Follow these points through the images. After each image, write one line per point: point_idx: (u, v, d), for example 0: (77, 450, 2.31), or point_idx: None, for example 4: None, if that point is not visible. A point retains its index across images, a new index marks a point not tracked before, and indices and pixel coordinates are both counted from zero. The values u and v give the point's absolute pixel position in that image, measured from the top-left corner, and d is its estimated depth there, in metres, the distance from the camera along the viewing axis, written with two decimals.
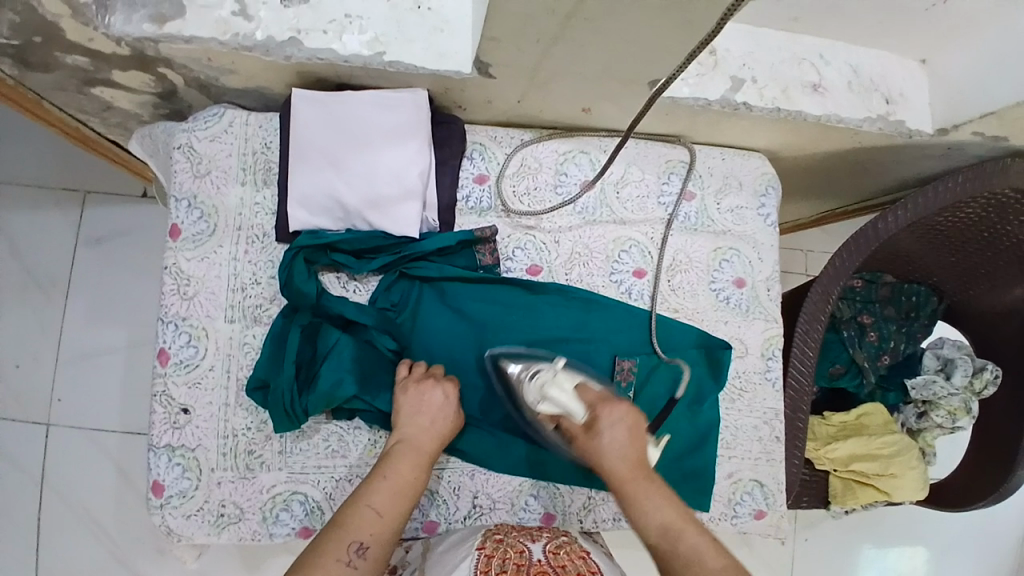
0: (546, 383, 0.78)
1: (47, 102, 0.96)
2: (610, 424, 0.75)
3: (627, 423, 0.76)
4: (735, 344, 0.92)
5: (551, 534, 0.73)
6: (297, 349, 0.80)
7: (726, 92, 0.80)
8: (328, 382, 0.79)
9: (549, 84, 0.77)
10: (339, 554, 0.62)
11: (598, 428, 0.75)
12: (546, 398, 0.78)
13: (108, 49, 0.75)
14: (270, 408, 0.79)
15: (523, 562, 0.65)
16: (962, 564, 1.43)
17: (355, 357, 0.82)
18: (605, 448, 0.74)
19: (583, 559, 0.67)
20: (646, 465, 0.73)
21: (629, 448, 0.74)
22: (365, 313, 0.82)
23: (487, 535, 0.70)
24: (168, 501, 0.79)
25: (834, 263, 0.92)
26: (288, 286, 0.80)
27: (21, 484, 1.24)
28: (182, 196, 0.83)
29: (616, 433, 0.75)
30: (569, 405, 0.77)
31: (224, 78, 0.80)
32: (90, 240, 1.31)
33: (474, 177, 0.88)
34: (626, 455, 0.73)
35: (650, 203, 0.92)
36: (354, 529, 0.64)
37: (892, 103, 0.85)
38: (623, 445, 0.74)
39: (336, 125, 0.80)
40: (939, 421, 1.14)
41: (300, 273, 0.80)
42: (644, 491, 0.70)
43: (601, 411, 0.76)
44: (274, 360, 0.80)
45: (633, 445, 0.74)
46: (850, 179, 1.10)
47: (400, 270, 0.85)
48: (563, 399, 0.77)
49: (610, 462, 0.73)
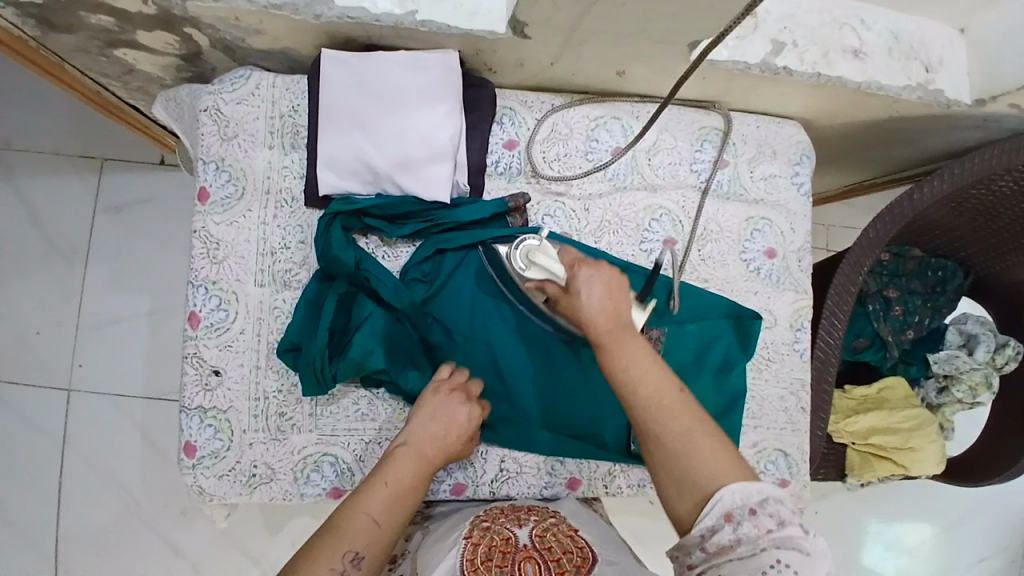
0: (533, 251, 0.75)
1: (68, 64, 0.94)
2: (588, 280, 0.69)
3: (606, 280, 0.69)
4: (764, 315, 0.91)
5: (539, 515, 0.73)
6: (331, 316, 0.80)
7: (765, 56, 0.78)
8: (358, 352, 0.78)
9: (584, 45, 0.75)
10: (333, 563, 0.59)
11: (576, 287, 0.69)
12: (532, 265, 0.74)
13: (133, 7, 0.73)
14: (300, 370, 0.79)
15: (509, 548, 0.65)
16: (975, 536, 1.44)
17: (386, 331, 0.81)
18: (584, 305, 0.68)
19: (570, 538, 0.68)
20: (627, 317, 0.68)
21: (608, 304, 0.68)
22: (401, 296, 0.82)
23: (474, 524, 0.70)
24: (201, 461, 0.80)
25: (867, 235, 0.91)
26: (326, 254, 0.80)
27: (45, 448, 1.27)
28: (210, 159, 0.82)
29: (594, 292, 0.68)
30: (554, 271, 0.72)
31: (250, 38, 0.79)
32: (108, 207, 1.31)
33: (503, 142, 0.86)
34: (605, 310, 0.67)
35: (681, 170, 0.90)
36: (351, 537, 0.61)
37: (932, 71, 0.83)
38: (603, 304, 0.68)
39: (366, 88, 0.78)
40: (959, 396, 1.14)
41: (337, 240, 0.80)
42: (619, 339, 0.65)
43: (580, 270, 0.70)
44: (308, 325, 0.80)
45: (613, 298, 0.68)
46: (883, 149, 1.08)
47: (433, 241, 0.84)
48: (550, 265, 0.73)
49: (588, 316, 0.67)
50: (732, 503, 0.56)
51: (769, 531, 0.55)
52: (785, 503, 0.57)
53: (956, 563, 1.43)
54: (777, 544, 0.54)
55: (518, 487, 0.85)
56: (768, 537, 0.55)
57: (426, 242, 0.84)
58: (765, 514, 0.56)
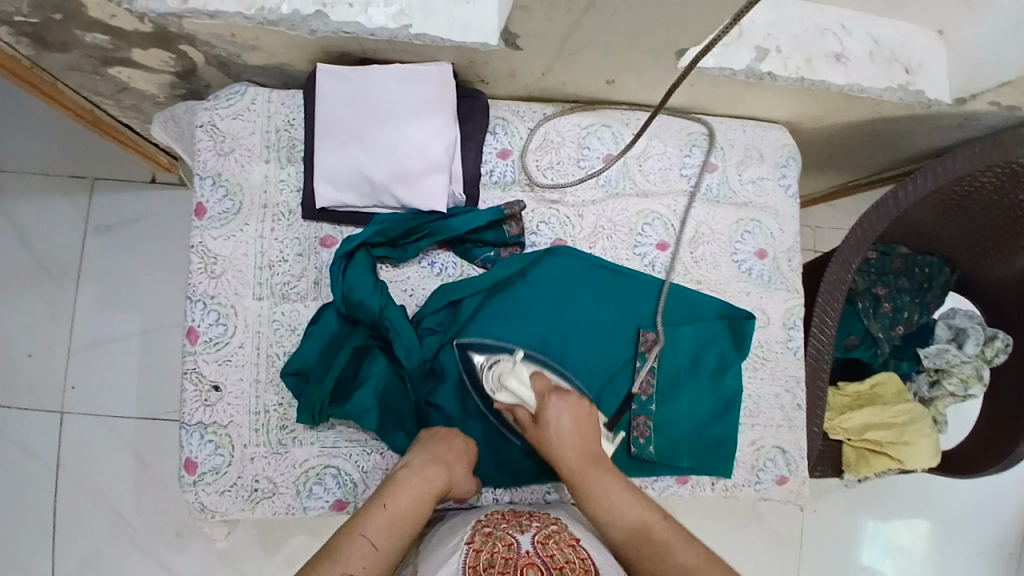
0: (504, 373, 0.78)
1: (62, 84, 0.95)
2: (558, 413, 0.76)
3: (574, 412, 0.76)
4: (758, 314, 0.93)
5: (540, 522, 0.72)
6: (343, 365, 0.80)
7: (750, 63, 0.80)
8: (358, 407, 0.79)
9: (575, 55, 0.77)
10: None
11: (546, 419, 0.76)
12: (503, 387, 0.78)
13: (129, 25, 0.74)
14: (300, 402, 0.79)
15: (510, 555, 0.65)
16: (972, 531, 1.46)
17: (387, 389, 0.82)
18: (553, 437, 0.75)
19: (571, 547, 0.67)
20: (596, 451, 0.76)
21: (577, 438, 0.75)
22: (411, 357, 0.81)
23: (476, 530, 0.69)
24: (202, 478, 0.79)
25: (854, 234, 0.93)
26: (349, 298, 0.80)
27: (38, 471, 1.25)
28: (207, 175, 0.82)
29: (561, 422, 0.76)
30: (524, 396, 0.77)
31: (245, 54, 0.80)
32: (99, 225, 1.30)
33: (497, 152, 0.88)
34: (575, 443, 0.75)
35: (671, 175, 0.92)
36: (352, 561, 0.62)
37: (912, 73, 0.85)
38: (569, 434, 0.75)
39: (362, 102, 0.80)
40: (951, 389, 1.17)
41: (364, 287, 0.80)
42: (591, 474, 0.73)
43: (551, 400, 0.76)
44: (323, 364, 0.80)
45: (580, 433, 0.76)
46: (865, 151, 1.10)
47: (444, 292, 0.84)
48: (519, 389, 0.77)
49: (559, 447, 0.75)
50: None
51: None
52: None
53: (953, 557, 1.45)
54: None
55: (522, 493, 0.86)
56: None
57: (439, 291, 0.84)
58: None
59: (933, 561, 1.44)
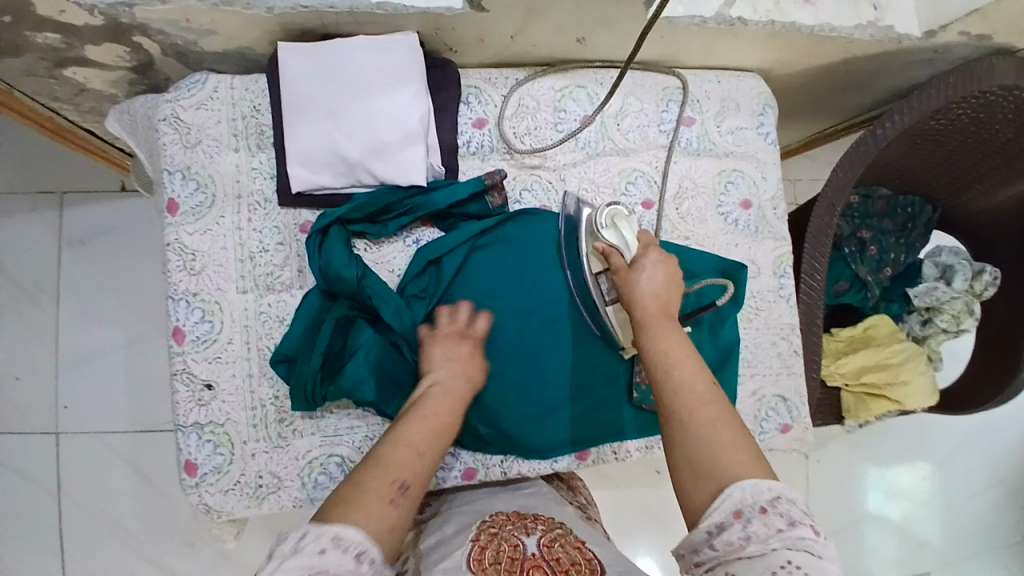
0: (618, 218, 0.78)
1: (18, 91, 0.92)
2: (650, 266, 0.71)
3: (666, 269, 0.71)
4: (748, 265, 0.92)
5: (547, 524, 0.68)
6: (327, 341, 0.78)
7: (719, 8, 0.79)
8: (349, 381, 0.77)
9: (543, 13, 0.76)
10: (384, 493, 0.55)
11: (640, 265, 0.71)
12: (615, 227, 0.77)
13: (80, 20, 0.72)
14: (291, 386, 0.78)
15: (517, 556, 0.62)
16: (974, 466, 1.48)
17: (381, 358, 0.79)
18: (638, 283, 0.69)
19: (578, 549, 0.64)
20: (673, 314, 0.68)
21: (662, 294, 0.69)
22: (402, 319, 0.79)
23: (481, 528, 0.67)
24: (204, 479, 0.78)
25: (836, 176, 0.92)
26: (326, 270, 0.78)
27: (38, 495, 1.23)
28: (175, 169, 0.80)
29: (655, 273, 0.70)
30: (631, 244, 0.76)
31: (203, 41, 0.78)
32: (73, 240, 1.27)
33: (472, 121, 0.86)
34: (659, 297, 0.69)
35: (650, 132, 0.91)
36: (398, 467, 0.57)
37: (880, 8, 0.85)
38: (660, 285, 0.69)
39: (327, 77, 0.78)
40: (943, 326, 1.18)
41: (340, 258, 0.78)
42: (665, 328, 0.65)
43: (651, 252, 0.73)
44: (307, 342, 0.78)
45: (667, 291, 0.70)
46: (841, 95, 1.10)
47: (428, 258, 0.83)
48: (629, 236, 0.77)
49: (639, 295, 0.68)
50: (743, 500, 0.55)
51: (779, 531, 0.53)
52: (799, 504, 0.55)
53: (956, 492, 1.47)
54: (788, 543, 0.53)
55: (530, 463, 0.85)
56: (779, 536, 0.53)
57: (418, 254, 0.83)
58: (775, 513, 0.54)
59: (937, 498, 1.47)
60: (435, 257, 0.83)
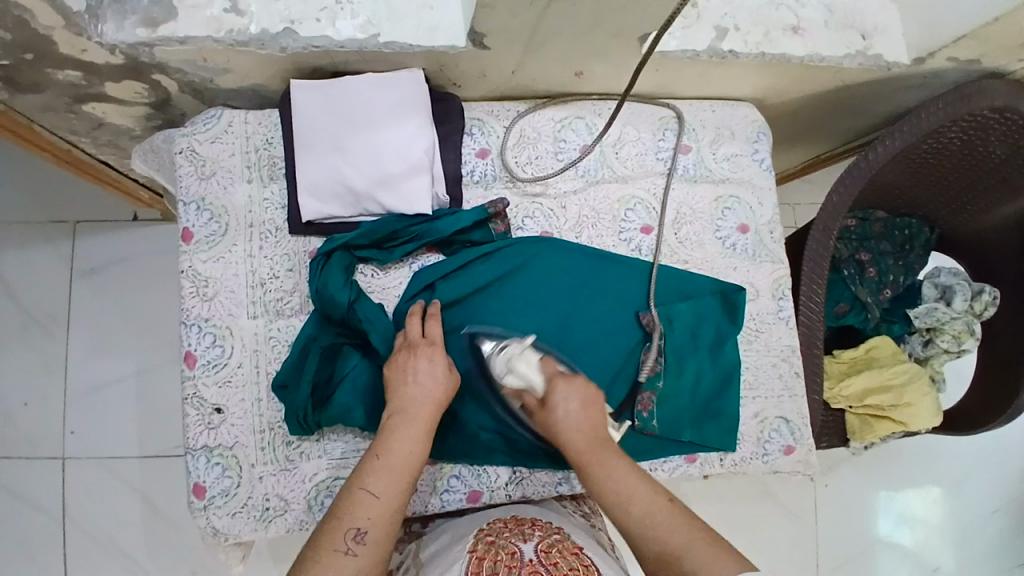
0: (514, 357, 0.76)
1: (38, 125, 0.95)
2: (565, 396, 0.73)
3: (581, 395, 0.73)
4: (747, 288, 0.94)
5: (545, 530, 0.69)
6: (315, 369, 0.79)
7: (711, 42, 0.82)
8: (340, 407, 0.79)
9: (542, 49, 0.79)
10: (336, 545, 0.61)
11: (554, 401, 0.73)
12: (512, 370, 0.76)
13: (101, 59, 0.76)
14: (284, 412, 0.79)
15: (514, 564, 0.62)
16: (983, 488, 1.46)
17: (369, 385, 0.80)
18: (558, 419, 0.72)
19: (576, 555, 0.64)
20: (605, 436, 0.71)
21: (585, 421, 0.72)
22: (388, 346, 0.80)
23: (479, 539, 0.68)
24: (212, 502, 0.79)
25: (831, 199, 0.95)
26: (321, 293, 0.80)
27: (43, 523, 1.23)
28: (191, 200, 0.83)
29: (569, 403, 0.72)
30: (533, 380, 0.75)
31: (218, 78, 0.81)
32: (84, 269, 1.30)
33: (476, 152, 0.89)
34: (582, 428, 0.71)
35: (648, 159, 0.94)
36: (352, 516, 0.62)
37: (868, 38, 0.88)
38: (578, 413, 0.72)
39: (336, 112, 0.81)
40: (945, 346, 1.19)
41: (336, 283, 0.80)
42: (599, 460, 0.69)
43: (558, 385, 0.73)
44: (299, 368, 0.80)
45: (589, 417, 0.72)
46: (834, 121, 1.13)
47: (427, 280, 0.84)
48: (528, 372, 0.75)
49: (565, 433, 0.71)
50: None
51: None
52: None
53: (967, 516, 1.45)
54: None
55: (535, 486, 0.85)
56: None
57: (417, 277, 0.85)
58: None
59: (947, 521, 1.45)
60: (436, 281, 0.84)
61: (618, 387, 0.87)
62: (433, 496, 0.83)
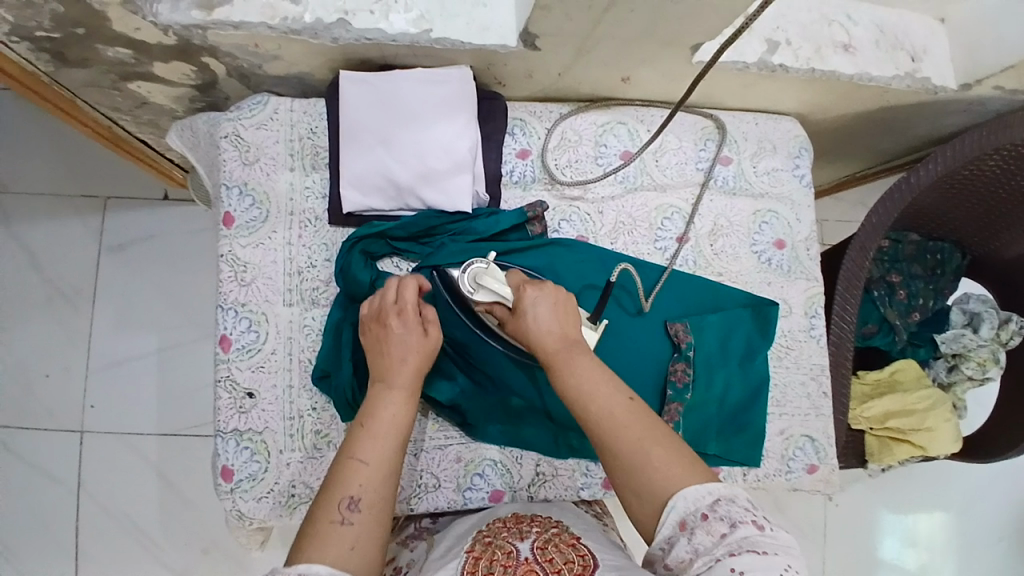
0: (479, 274, 0.72)
1: (81, 101, 0.96)
2: (534, 300, 0.67)
3: (552, 299, 0.67)
4: (780, 303, 0.93)
5: (542, 526, 0.69)
6: (351, 348, 0.80)
7: (762, 55, 0.82)
8: None
9: (593, 52, 0.79)
10: (332, 515, 0.58)
11: (524, 309, 0.67)
12: (479, 288, 0.71)
13: (153, 38, 0.76)
14: (332, 399, 0.81)
15: (511, 563, 0.62)
16: (998, 520, 1.45)
17: None
18: (532, 328, 0.66)
19: (572, 547, 0.64)
20: (576, 336, 0.66)
21: (556, 325, 0.66)
22: None
23: (477, 539, 0.67)
24: (239, 485, 0.79)
25: (871, 220, 0.94)
26: (345, 273, 0.81)
27: (59, 493, 1.25)
28: (233, 184, 0.83)
29: (541, 314, 0.66)
30: (502, 293, 0.70)
31: (267, 65, 0.82)
32: (112, 245, 1.31)
33: (517, 152, 0.89)
34: (553, 331, 0.66)
35: (688, 169, 0.93)
36: (345, 483, 0.61)
37: (918, 59, 0.86)
38: (549, 320, 0.66)
39: (385, 105, 0.81)
40: (969, 373, 1.17)
41: (355, 262, 0.81)
42: (566, 358, 0.64)
43: (527, 291, 0.68)
44: (335, 353, 0.81)
45: (561, 321, 0.67)
46: (874, 140, 1.12)
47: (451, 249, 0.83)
48: (496, 287, 0.70)
49: (537, 337, 0.66)
50: (686, 510, 0.56)
51: (723, 536, 0.54)
52: (739, 501, 0.56)
53: (976, 543, 1.44)
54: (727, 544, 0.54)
55: (557, 489, 0.85)
56: (723, 543, 0.54)
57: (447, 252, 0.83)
58: (716, 517, 0.55)
59: (958, 549, 1.44)
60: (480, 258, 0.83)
61: (646, 395, 0.86)
62: (456, 493, 0.83)
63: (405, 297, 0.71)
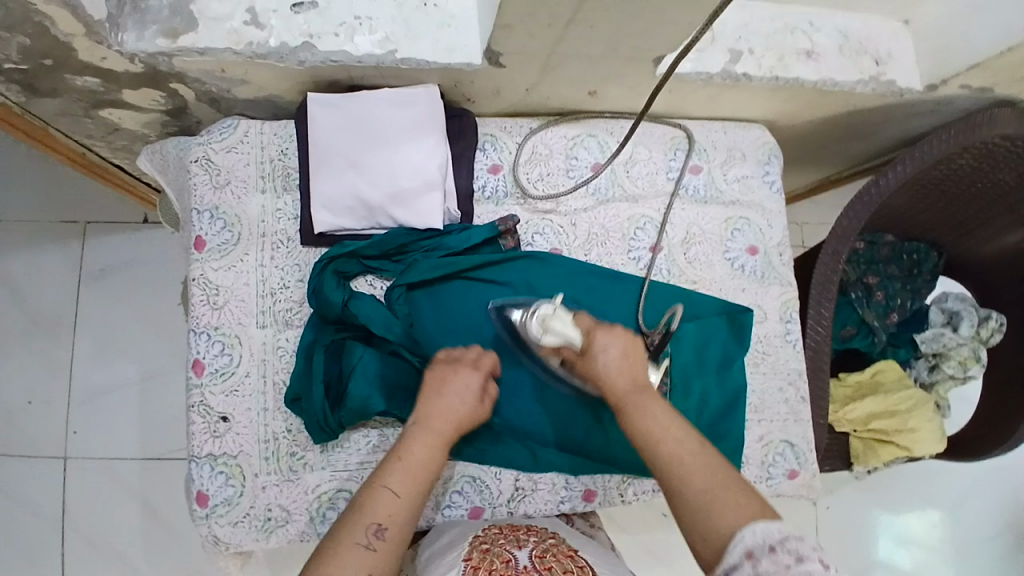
0: (546, 317, 0.73)
1: (54, 130, 0.96)
2: (605, 345, 0.70)
3: (622, 344, 0.70)
4: (755, 309, 0.94)
5: (539, 536, 0.69)
6: (323, 369, 0.80)
7: (725, 65, 0.83)
8: (357, 401, 0.78)
9: (557, 69, 0.80)
10: (357, 538, 0.59)
11: (593, 353, 0.70)
12: (546, 332, 0.73)
13: (120, 67, 0.76)
14: (305, 422, 0.80)
15: (509, 572, 0.61)
16: (986, 518, 1.45)
17: (378, 374, 0.81)
18: (601, 369, 0.69)
19: (571, 557, 0.63)
20: (647, 381, 0.68)
21: (627, 370, 0.68)
22: (392, 330, 0.82)
23: (474, 547, 0.66)
24: (214, 510, 0.78)
25: (842, 224, 0.94)
26: (316, 294, 0.81)
27: (42, 521, 1.23)
28: (204, 208, 0.83)
29: (611, 358, 0.69)
30: (570, 336, 0.71)
31: (236, 89, 0.82)
32: (93, 270, 1.31)
33: (488, 167, 0.90)
34: (624, 372, 0.68)
35: (659, 179, 0.94)
36: (373, 511, 0.61)
37: (881, 64, 0.88)
38: (619, 361, 0.69)
39: (354, 127, 0.82)
40: (950, 372, 1.18)
41: (329, 284, 0.81)
42: (640, 402, 0.66)
43: (597, 336, 0.70)
44: (306, 375, 0.81)
45: (630, 364, 0.69)
46: (844, 144, 1.13)
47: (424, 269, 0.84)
48: (564, 330, 0.72)
49: (607, 380, 0.68)
50: (753, 542, 0.53)
51: (788, 568, 0.49)
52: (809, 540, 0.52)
53: (966, 542, 1.44)
54: None
55: (536, 504, 0.85)
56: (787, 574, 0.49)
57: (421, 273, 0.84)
58: (783, 551, 0.51)
59: (948, 549, 1.44)
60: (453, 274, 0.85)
61: None
62: (434, 511, 0.83)
63: (484, 360, 0.77)
